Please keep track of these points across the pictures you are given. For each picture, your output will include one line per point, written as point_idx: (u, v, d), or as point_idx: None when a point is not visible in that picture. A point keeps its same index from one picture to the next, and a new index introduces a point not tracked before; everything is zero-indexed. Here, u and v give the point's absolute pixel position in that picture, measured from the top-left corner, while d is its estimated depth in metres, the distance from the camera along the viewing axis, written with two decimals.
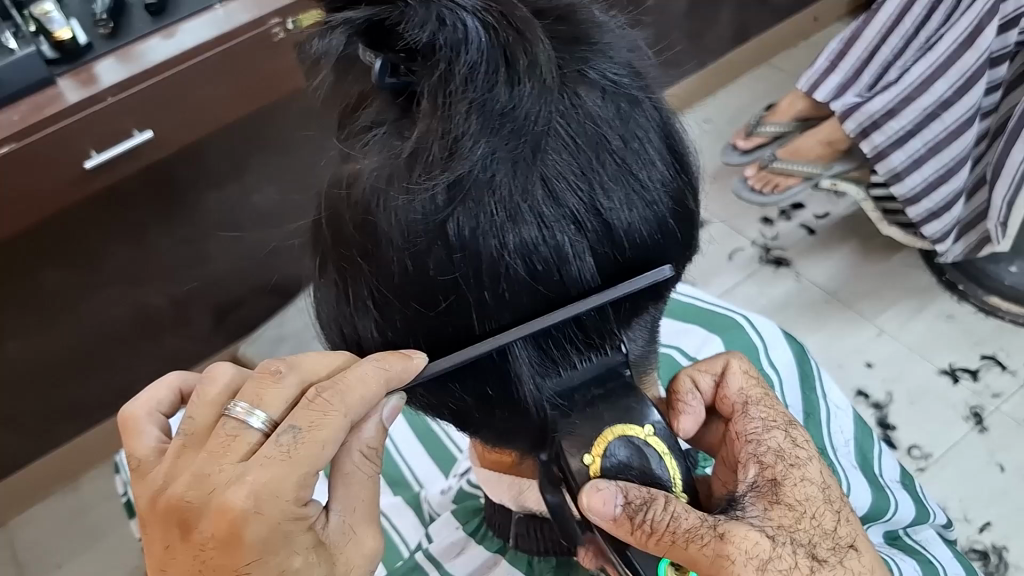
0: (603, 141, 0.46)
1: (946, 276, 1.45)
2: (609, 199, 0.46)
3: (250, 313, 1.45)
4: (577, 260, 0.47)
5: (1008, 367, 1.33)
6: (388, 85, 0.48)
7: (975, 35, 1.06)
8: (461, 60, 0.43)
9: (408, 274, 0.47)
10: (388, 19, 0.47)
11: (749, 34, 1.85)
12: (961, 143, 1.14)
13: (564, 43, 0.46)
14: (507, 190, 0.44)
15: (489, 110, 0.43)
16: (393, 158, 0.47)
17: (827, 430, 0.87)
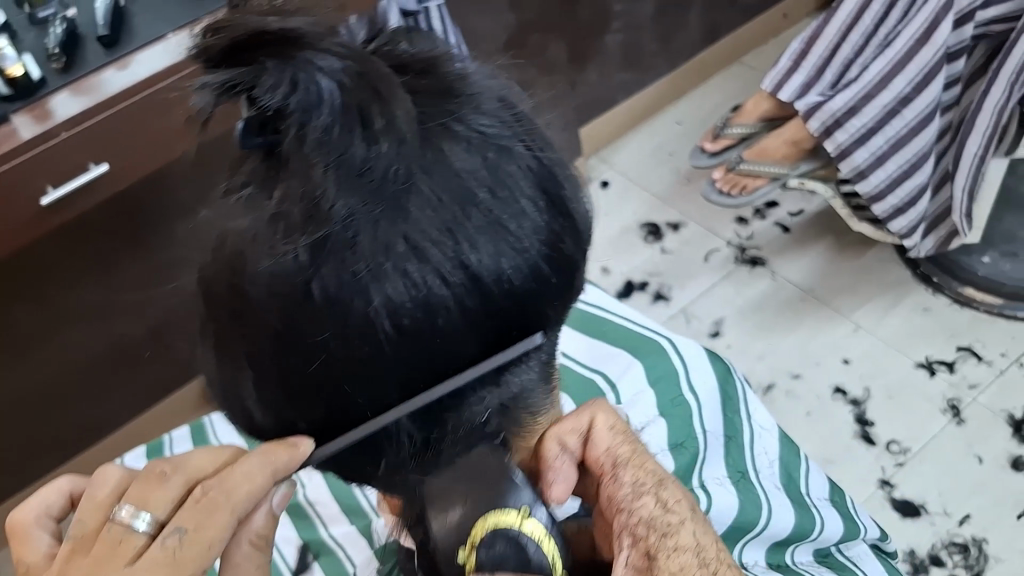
0: (469, 195, 0.45)
1: (921, 269, 1.45)
2: (478, 253, 0.45)
3: None
4: (445, 315, 0.46)
5: (984, 358, 1.34)
6: (254, 143, 0.44)
7: (931, 32, 1.07)
8: (313, 123, 0.40)
9: (278, 335, 0.47)
10: (243, 85, 0.42)
11: (720, 33, 1.85)
12: (921, 140, 1.15)
13: (428, 97, 0.45)
14: (369, 249, 0.43)
15: (345, 170, 0.41)
16: (262, 221, 0.44)
17: (750, 452, 0.90)
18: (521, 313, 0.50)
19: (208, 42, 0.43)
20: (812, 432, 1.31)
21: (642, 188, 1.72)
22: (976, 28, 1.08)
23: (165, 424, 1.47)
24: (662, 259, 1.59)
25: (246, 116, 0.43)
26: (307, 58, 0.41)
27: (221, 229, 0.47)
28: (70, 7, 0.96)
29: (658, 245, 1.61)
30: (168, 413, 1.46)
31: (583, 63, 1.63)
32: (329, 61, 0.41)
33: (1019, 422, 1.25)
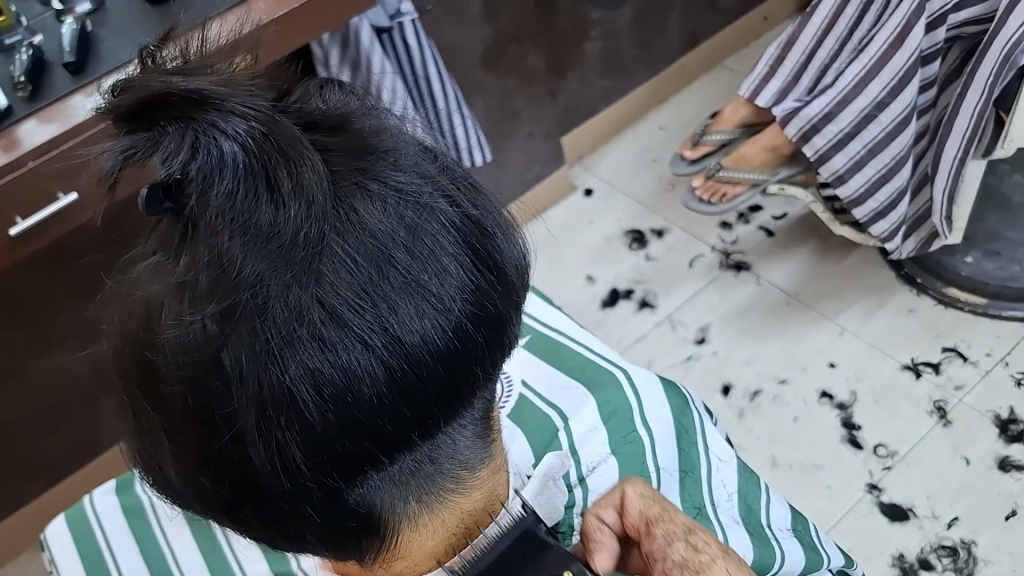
0: (385, 256, 0.41)
1: (904, 270, 1.45)
2: (398, 317, 0.41)
3: None
4: (369, 383, 0.41)
5: (969, 358, 1.33)
6: (162, 211, 0.40)
7: (904, 35, 1.07)
8: (215, 189, 0.38)
9: (188, 406, 0.43)
10: (142, 151, 0.40)
11: (700, 38, 1.85)
12: (899, 143, 1.15)
13: (342, 154, 0.41)
14: (278, 315, 0.39)
15: (252, 234, 0.39)
16: (170, 290, 0.41)
17: (708, 487, 0.78)
18: (453, 381, 0.45)
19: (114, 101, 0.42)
20: (798, 437, 1.30)
21: (625, 196, 1.71)
22: (948, 31, 1.08)
23: None
24: (647, 266, 1.59)
25: (152, 181, 0.39)
26: (212, 121, 0.38)
27: (129, 298, 0.44)
28: (39, 34, 0.95)
29: (642, 252, 1.61)
30: None
31: (564, 72, 1.63)
32: (242, 124, 0.38)
33: (1005, 422, 1.25)
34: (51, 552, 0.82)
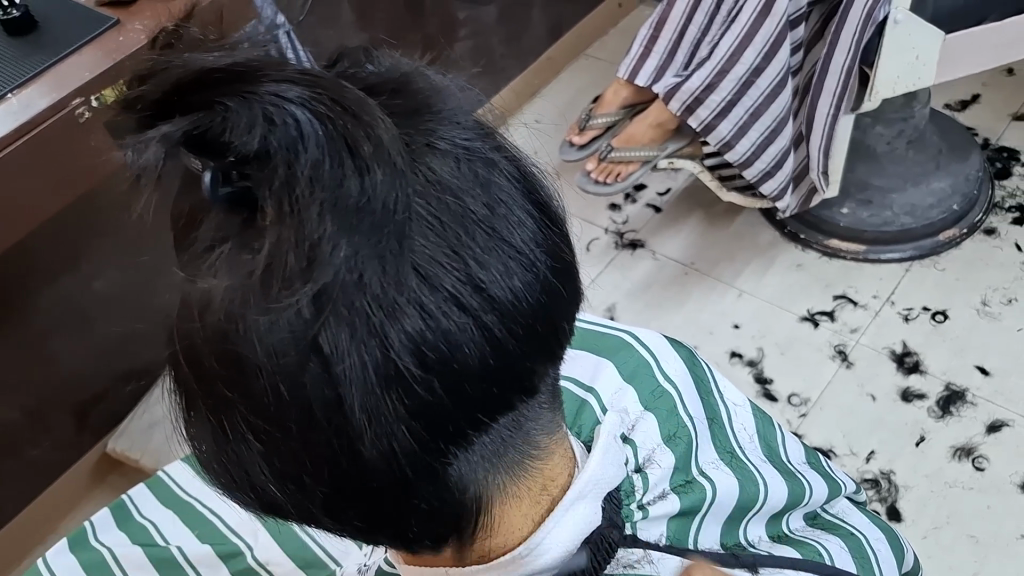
0: (467, 214, 0.41)
1: (788, 228, 1.53)
2: (486, 273, 0.42)
3: (120, 401, 1.41)
4: (468, 344, 0.42)
5: (859, 302, 1.42)
6: (222, 197, 0.39)
7: (771, 3, 1.13)
8: (300, 161, 0.37)
9: (285, 400, 0.42)
10: (213, 129, 0.38)
11: (564, 28, 1.89)
12: (778, 104, 1.21)
13: (405, 119, 0.42)
14: (378, 287, 0.39)
15: (342, 208, 0.37)
16: (249, 278, 0.39)
17: (732, 430, 0.83)
18: (541, 334, 0.46)
19: (141, 92, 0.41)
20: None
21: None
22: None
23: (64, 508, 1.38)
24: None
25: (210, 166, 0.38)
26: (270, 92, 0.38)
27: (200, 296, 0.41)
28: None
29: None
30: (63, 493, 1.37)
31: None
32: (283, 86, 0.38)
33: (900, 355, 1.34)
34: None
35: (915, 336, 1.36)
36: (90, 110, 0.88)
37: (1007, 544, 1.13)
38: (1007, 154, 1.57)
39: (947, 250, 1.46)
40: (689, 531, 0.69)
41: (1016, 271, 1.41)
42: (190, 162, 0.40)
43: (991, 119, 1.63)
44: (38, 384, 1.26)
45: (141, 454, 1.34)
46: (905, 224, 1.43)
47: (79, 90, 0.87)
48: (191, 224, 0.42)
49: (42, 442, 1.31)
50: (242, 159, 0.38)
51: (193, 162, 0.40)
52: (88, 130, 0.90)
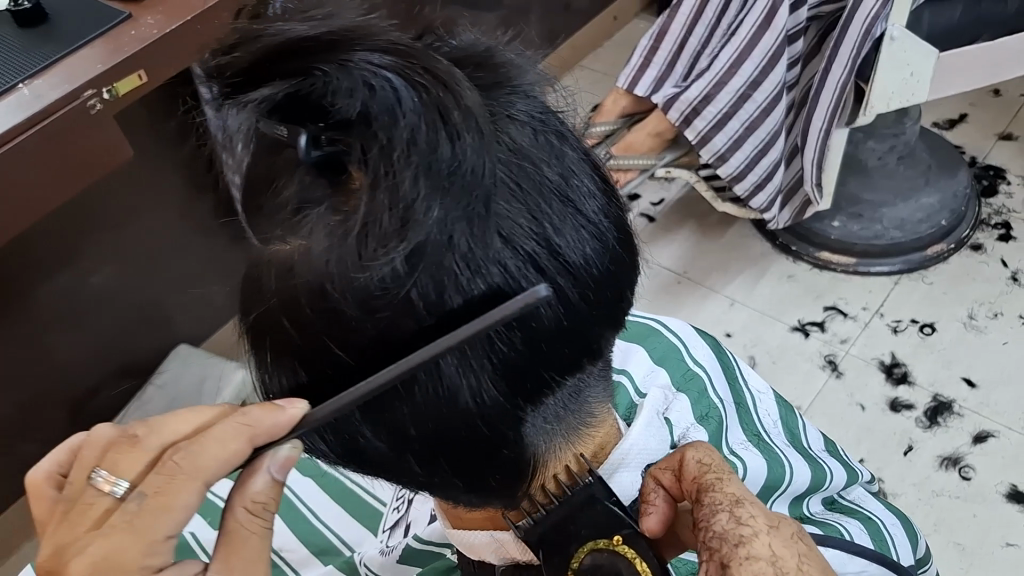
0: (544, 182, 0.46)
1: (779, 240, 1.55)
2: (561, 237, 0.47)
3: (113, 397, 1.41)
4: (543, 300, 0.47)
5: (849, 314, 1.44)
6: (313, 159, 0.45)
7: (771, 17, 1.14)
8: (399, 126, 0.41)
9: (378, 346, 0.47)
10: (303, 93, 0.44)
11: (560, 40, 1.91)
12: (773, 118, 1.22)
13: (487, 89, 0.47)
14: (467, 247, 0.44)
15: (433, 173, 0.41)
16: (345, 238, 0.44)
17: (756, 414, 0.88)
18: (607, 295, 0.51)
19: (236, 57, 0.48)
20: None
21: None
22: (809, 11, 1.15)
23: None
24: None
25: (307, 130, 0.45)
26: (363, 59, 0.43)
27: (285, 258, 0.47)
28: None
29: None
30: None
31: None
32: (374, 57, 0.43)
33: (889, 366, 1.37)
34: None
35: (903, 347, 1.39)
36: (102, 101, 0.88)
37: (993, 552, 1.15)
38: (993, 172, 1.61)
39: (934, 264, 1.48)
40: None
41: (1001, 287, 1.44)
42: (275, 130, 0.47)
43: (978, 137, 1.67)
44: (33, 377, 1.25)
45: None
46: (894, 238, 1.46)
47: (92, 82, 0.87)
48: (274, 186, 0.48)
49: (34, 437, 1.30)
50: (332, 124, 0.44)
51: (275, 130, 0.47)
52: (98, 121, 0.90)
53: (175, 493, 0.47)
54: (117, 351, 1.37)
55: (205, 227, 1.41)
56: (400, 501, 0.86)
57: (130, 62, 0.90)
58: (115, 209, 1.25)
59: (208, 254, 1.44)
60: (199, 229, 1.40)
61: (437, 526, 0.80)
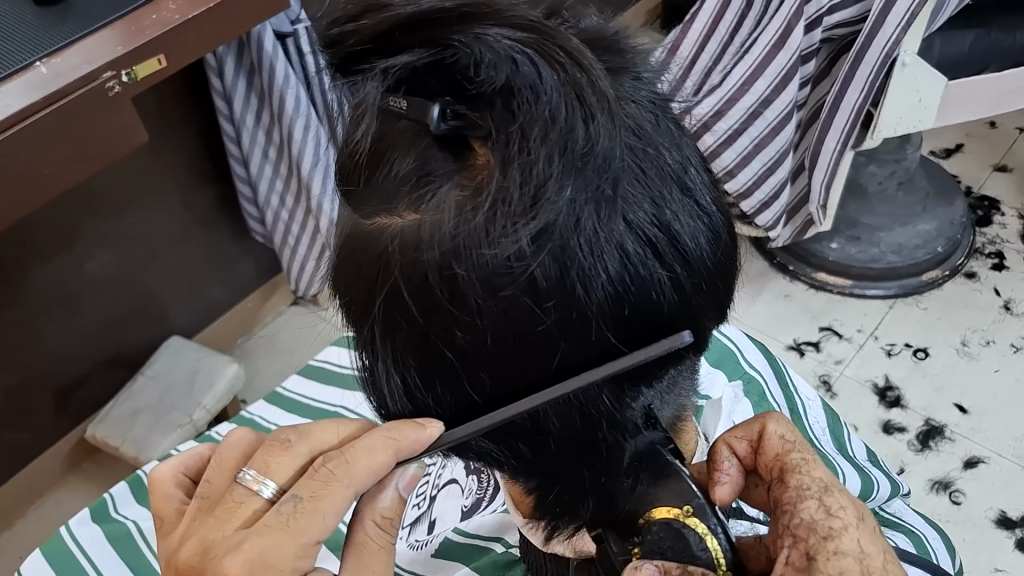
0: (666, 168, 0.49)
1: (777, 259, 1.55)
2: (678, 222, 0.49)
3: (100, 387, 1.38)
4: (658, 287, 0.49)
5: (844, 335, 1.46)
6: (444, 130, 0.48)
7: (786, 36, 1.13)
8: (541, 101, 0.44)
9: (498, 332, 0.48)
10: (442, 60, 0.48)
11: None
12: (782, 136, 1.23)
13: (615, 73, 0.49)
14: (592, 230, 0.45)
15: (568, 151, 0.44)
16: (469, 223, 0.46)
17: (806, 420, 0.89)
18: (715, 282, 0.53)
19: (362, 26, 0.50)
20: None
21: None
22: (823, 33, 1.15)
23: (33, 494, 1.34)
24: None
25: (441, 102, 0.48)
26: (501, 36, 0.46)
27: (400, 238, 0.48)
28: None
29: None
30: (34, 477, 1.34)
31: None
32: (510, 33, 0.46)
33: (883, 389, 1.38)
34: (82, 546, 0.94)
35: (898, 371, 1.40)
36: (121, 85, 0.87)
37: None
38: (988, 203, 1.63)
39: (928, 290, 1.50)
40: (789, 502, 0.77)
41: (995, 315, 1.45)
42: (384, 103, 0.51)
43: (974, 168, 1.69)
44: (22, 363, 1.23)
45: (121, 443, 1.30)
46: (891, 262, 1.47)
47: (112, 64, 0.85)
48: (380, 162, 0.52)
49: (20, 424, 1.28)
50: (466, 97, 0.47)
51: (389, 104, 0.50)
52: (114, 104, 0.88)
53: (326, 499, 0.51)
54: (107, 339, 1.35)
55: (206, 218, 1.40)
56: (418, 499, 0.89)
57: (149, 46, 0.88)
58: (117, 196, 1.23)
59: (206, 246, 1.42)
60: (200, 220, 1.39)
61: (479, 520, 0.85)
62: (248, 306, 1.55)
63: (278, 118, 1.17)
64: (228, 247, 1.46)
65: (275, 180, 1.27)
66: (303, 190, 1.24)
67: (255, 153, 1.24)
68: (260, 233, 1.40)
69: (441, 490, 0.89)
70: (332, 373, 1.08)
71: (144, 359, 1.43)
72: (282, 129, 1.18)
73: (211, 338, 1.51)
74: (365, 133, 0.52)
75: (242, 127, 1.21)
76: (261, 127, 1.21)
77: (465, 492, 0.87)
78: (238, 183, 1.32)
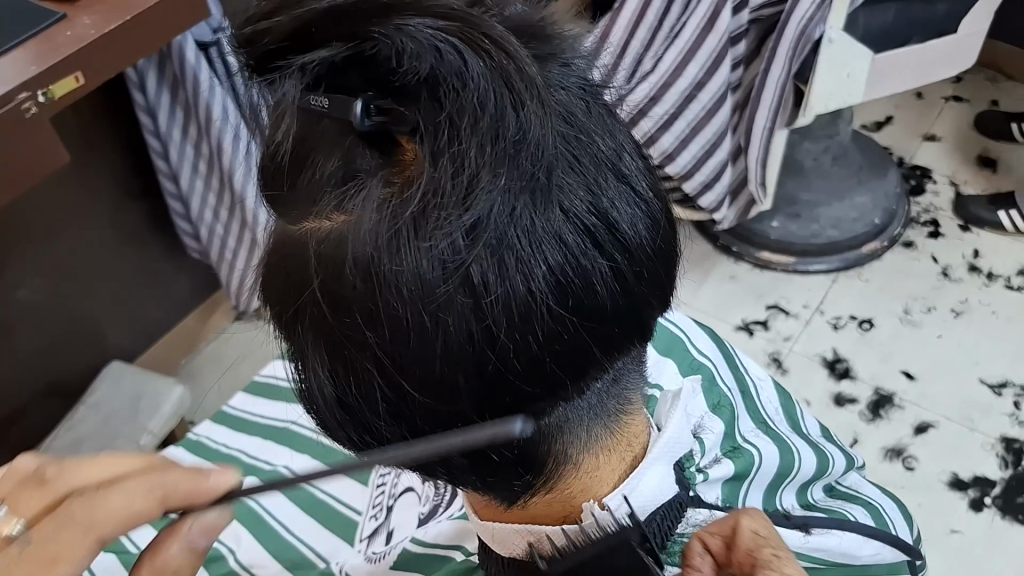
0: (600, 154, 0.48)
1: (720, 241, 1.56)
2: (617, 210, 0.48)
3: (37, 420, 1.33)
4: (601, 278, 0.48)
5: (790, 312, 1.47)
6: (369, 126, 0.46)
7: (714, 20, 1.15)
8: (467, 90, 0.43)
9: (419, 330, 0.46)
10: (360, 53, 0.46)
11: None
12: (718, 118, 1.24)
13: (542, 61, 0.49)
14: (528, 220, 0.45)
15: (497, 141, 0.43)
16: (397, 220, 0.45)
17: (760, 401, 0.88)
18: (658, 273, 0.52)
19: (277, 23, 0.48)
20: None
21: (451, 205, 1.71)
22: (750, 14, 1.17)
23: None
24: None
25: (366, 99, 0.46)
26: (425, 26, 0.44)
27: (333, 240, 0.47)
28: None
29: None
30: None
31: None
32: (433, 22, 0.44)
33: (832, 362, 1.40)
34: None
35: (845, 343, 1.42)
36: (37, 104, 0.84)
37: (939, 540, 1.18)
38: (920, 172, 1.66)
39: (868, 262, 1.52)
40: (741, 493, 0.74)
41: (934, 281, 1.49)
42: (303, 108, 0.49)
43: (904, 138, 1.72)
44: None
45: None
46: (831, 237, 1.50)
47: (27, 84, 0.82)
48: (304, 164, 0.50)
49: None
50: (391, 89, 0.46)
51: (307, 99, 0.48)
52: (32, 123, 0.85)
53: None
54: (43, 368, 1.30)
55: (138, 237, 1.36)
56: (378, 513, 0.91)
57: (67, 63, 0.85)
58: (41, 220, 1.19)
59: (140, 266, 1.38)
60: (130, 240, 1.34)
61: (437, 525, 0.81)
62: (185, 326, 1.51)
63: (206, 129, 1.14)
64: (162, 264, 1.42)
65: (207, 195, 1.24)
66: (235, 201, 1.22)
67: (184, 169, 1.21)
68: (195, 249, 1.36)
69: (398, 499, 0.90)
70: (279, 387, 1.06)
71: (83, 386, 1.38)
72: (210, 141, 1.15)
73: (149, 360, 1.47)
74: (287, 132, 0.51)
75: (169, 142, 1.18)
76: (189, 140, 1.18)
77: (421, 499, 0.88)
78: (169, 199, 1.28)
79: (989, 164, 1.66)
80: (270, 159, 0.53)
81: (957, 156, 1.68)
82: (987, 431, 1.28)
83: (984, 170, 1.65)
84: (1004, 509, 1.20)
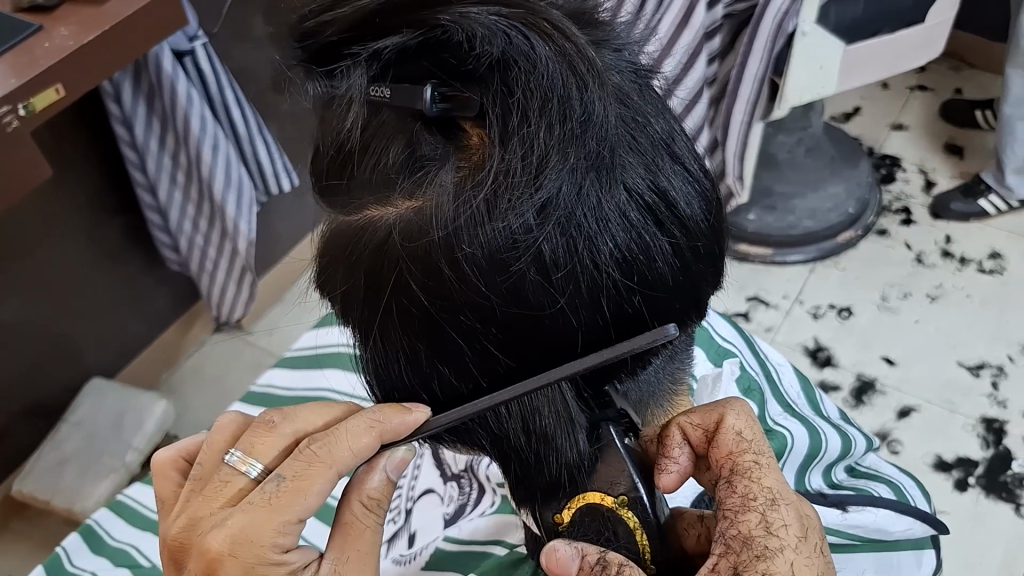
0: (656, 134, 0.48)
1: None
2: (674, 188, 0.48)
3: (18, 440, 1.31)
4: (661, 254, 0.48)
5: (770, 303, 1.49)
6: (436, 111, 0.48)
7: (688, 16, 1.14)
8: (537, 72, 0.43)
9: (505, 307, 0.47)
10: (429, 38, 0.47)
11: None
12: (695, 114, 1.25)
13: (595, 44, 0.49)
14: (596, 198, 0.45)
15: (566, 122, 0.43)
16: (469, 203, 0.45)
17: (783, 385, 0.91)
18: (710, 251, 0.53)
19: (339, 14, 0.49)
20: None
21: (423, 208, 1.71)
22: (723, 8, 1.18)
23: None
24: None
25: (432, 87, 0.48)
26: (487, 16, 0.44)
27: (398, 226, 0.47)
28: None
29: None
30: None
31: None
32: (495, 8, 0.45)
33: (814, 351, 1.42)
34: None
35: (826, 332, 1.44)
36: (17, 119, 0.82)
37: None
38: (889, 161, 1.69)
39: (844, 251, 1.55)
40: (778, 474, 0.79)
41: (910, 268, 1.51)
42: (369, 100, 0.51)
43: (873, 128, 1.75)
44: None
45: (52, 497, 1.24)
46: (807, 227, 1.52)
47: (6, 98, 0.80)
48: (367, 149, 0.52)
49: None
50: (456, 78, 0.47)
51: (371, 91, 0.50)
52: (11, 139, 0.83)
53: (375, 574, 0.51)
54: (23, 387, 1.28)
55: (116, 252, 1.34)
56: (396, 516, 0.90)
57: (45, 77, 0.84)
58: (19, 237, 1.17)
59: (118, 281, 1.36)
60: (108, 254, 1.33)
61: (471, 523, 0.82)
62: (165, 339, 1.50)
63: (184, 139, 1.12)
64: (141, 278, 1.40)
65: (186, 206, 1.23)
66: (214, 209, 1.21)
67: (162, 180, 1.19)
68: (175, 261, 1.35)
69: (417, 502, 0.89)
70: (278, 396, 1.05)
71: (63, 405, 1.36)
72: (188, 150, 1.14)
73: (130, 375, 1.46)
74: (351, 123, 0.52)
75: (146, 153, 1.16)
76: (167, 151, 1.16)
77: (445, 499, 0.88)
78: (147, 211, 1.26)
79: (956, 151, 1.69)
80: (334, 147, 0.55)
81: (924, 145, 1.71)
82: (969, 412, 1.30)
83: (951, 157, 1.69)
84: (988, 488, 1.22)
